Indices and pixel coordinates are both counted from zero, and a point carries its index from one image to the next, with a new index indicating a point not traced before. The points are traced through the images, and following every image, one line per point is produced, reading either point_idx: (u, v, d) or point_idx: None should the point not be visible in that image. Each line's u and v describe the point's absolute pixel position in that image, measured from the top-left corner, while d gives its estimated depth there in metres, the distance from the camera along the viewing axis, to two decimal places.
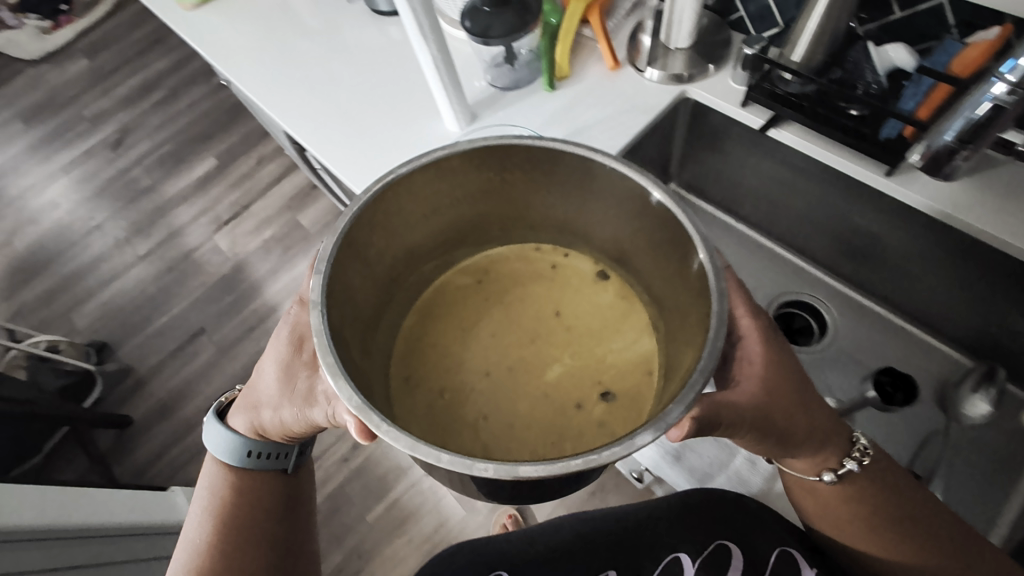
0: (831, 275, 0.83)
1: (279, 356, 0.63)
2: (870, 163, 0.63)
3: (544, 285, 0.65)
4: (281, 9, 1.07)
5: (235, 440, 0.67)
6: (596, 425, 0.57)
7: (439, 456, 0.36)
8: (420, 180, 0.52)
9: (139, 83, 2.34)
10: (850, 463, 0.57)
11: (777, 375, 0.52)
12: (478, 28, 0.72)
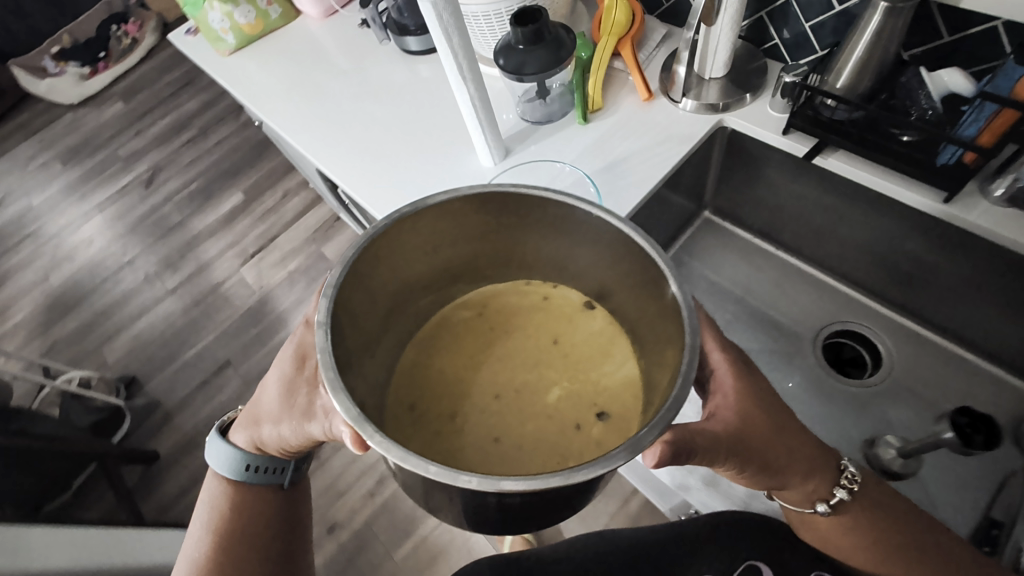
0: (884, 306, 0.79)
1: (284, 374, 0.62)
2: (925, 188, 0.61)
3: (534, 317, 0.64)
4: (313, 52, 1.10)
5: (234, 456, 0.65)
6: (594, 445, 0.55)
7: (427, 469, 0.35)
8: (417, 227, 0.51)
9: (172, 124, 2.44)
10: (841, 492, 0.55)
11: (751, 402, 0.50)
12: (512, 65, 0.72)
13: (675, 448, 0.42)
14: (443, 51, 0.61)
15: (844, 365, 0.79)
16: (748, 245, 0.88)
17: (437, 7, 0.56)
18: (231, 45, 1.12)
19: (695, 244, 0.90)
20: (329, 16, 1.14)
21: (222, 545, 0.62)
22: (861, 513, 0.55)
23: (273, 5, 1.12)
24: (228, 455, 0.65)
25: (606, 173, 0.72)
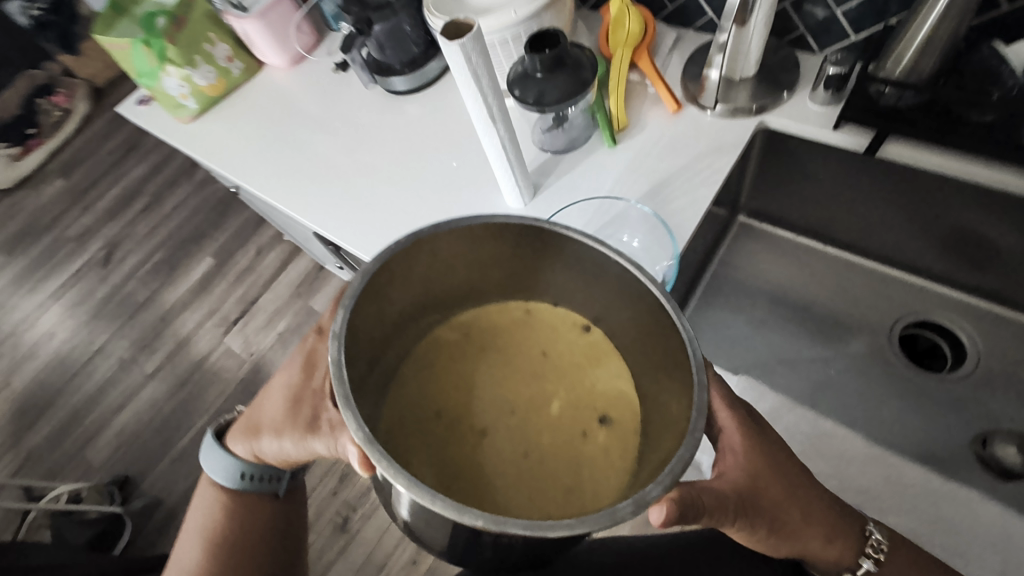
0: (951, 287, 0.75)
1: (292, 387, 0.64)
2: (1007, 169, 0.58)
3: (525, 332, 0.58)
4: (286, 106, 1.00)
5: (230, 464, 0.67)
6: (600, 455, 0.51)
7: (432, 503, 0.34)
8: (401, 260, 0.47)
9: (121, 194, 2.27)
10: (866, 561, 0.54)
11: (761, 465, 0.51)
12: (531, 97, 0.65)
13: (682, 503, 0.41)
14: (469, 91, 0.54)
15: (920, 358, 0.76)
16: (790, 245, 0.84)
17: (466, 49, 0.49)
18: (193, 110, 1.01)
19: (735, 254, 0.85)
20: (296, 64, 1.05)
21: (210, 553, 0.64)
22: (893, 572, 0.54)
23: (234, 61, 1.02)
24: (223, 463, 0.67)
25: (653, 197, 0.67)
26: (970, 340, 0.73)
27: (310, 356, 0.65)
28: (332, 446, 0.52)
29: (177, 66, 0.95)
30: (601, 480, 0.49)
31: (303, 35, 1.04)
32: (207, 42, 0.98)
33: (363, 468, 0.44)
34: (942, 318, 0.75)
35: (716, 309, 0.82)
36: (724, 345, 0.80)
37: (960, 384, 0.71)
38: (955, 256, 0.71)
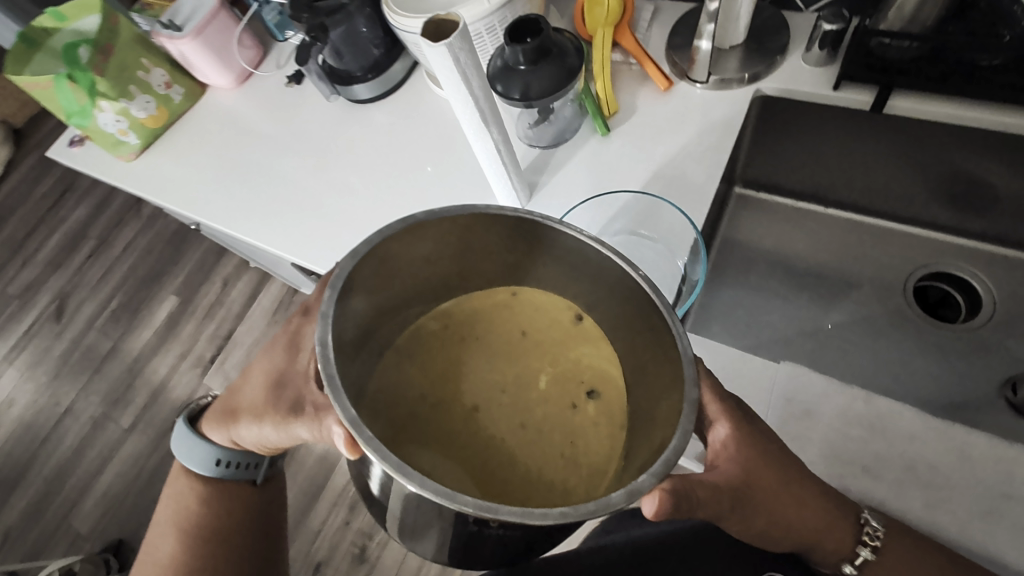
0: (958, 233, 0.75)
1: (274, 367, 0.60)
2: (1008, 109, 0.64)
3: (509, 317, 0.58)
4: (238, 130, 0.92)
5: (203, 449, 0.67)
6: (587, 426, 0.52)
7: (419, 488, 0.33)
8: (384, 254, 0.44)
9: (64, 240, 2.10)
10: (864, 552, 0.50)
11: (758, 456, 0.47)
12: (516, 91, 0.61)
13: (672, 497, 0.39)
14: (461, 95, 0.49)
15: (935, 309, 0.77)
16: (791, 212, 0.79)
17: (454, 49, 0.43)
18: (136, 145, 0.92)
19: (736, 226, 0.81)
20: (243, 81, 0.96)
21: (188, 536, 0.65)
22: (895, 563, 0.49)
23: (173, 86, 0.92)
24: (199, 450, 0.68)
25: (652, 185, 0.66)
26: (983, 286, 0.74)
27: (296, 333, 0.61)
28: (313, 429, 0.48)
29: (110, 99, 0.85)
30: (590, 452, 0.51)
31: (246, 50, 0.94)
32: (139, 69, 0.88)
33: (348, 451, 0.42)
34: (958, 270, 0.75)
35: (726, 288, 0.79)
36: (737, 330, 0.77)
37: (982, 330, 0.72)
38: (960, 205, 0.73)
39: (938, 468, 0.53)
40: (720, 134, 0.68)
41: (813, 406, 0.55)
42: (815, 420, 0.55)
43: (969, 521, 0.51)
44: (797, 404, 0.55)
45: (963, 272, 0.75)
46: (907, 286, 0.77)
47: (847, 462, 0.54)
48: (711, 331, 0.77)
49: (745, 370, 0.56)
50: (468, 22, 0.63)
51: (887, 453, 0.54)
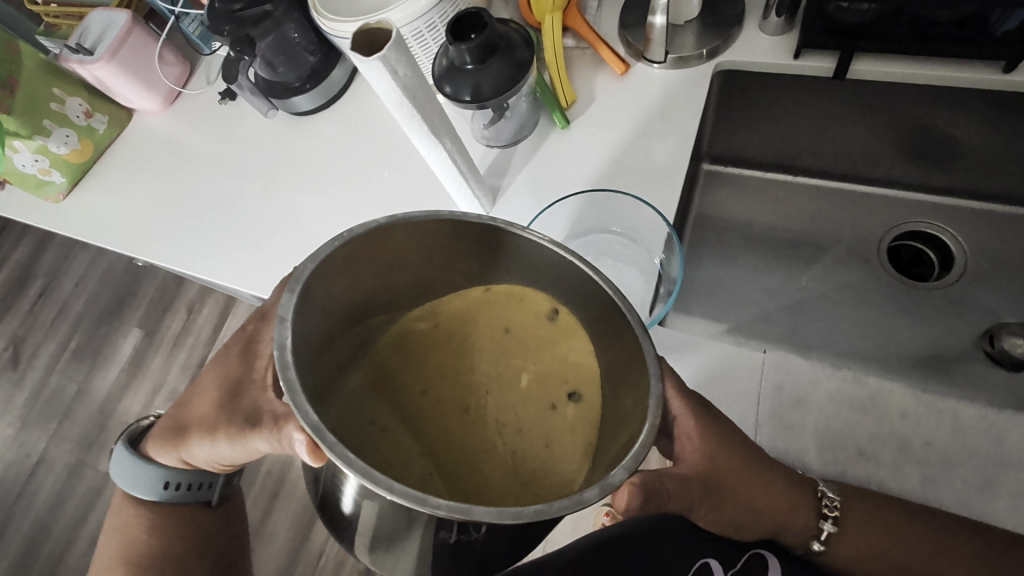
0: (924, 192, 0.79)
1: (224, 375, 0.55)
2: (976, 64, 0.61)
3: (490, 311, 0.52)
4: (172, 154, 0.85)
5: (149, 473, 0.63)
6: (566, 430, 0.47)
7: (388, 493, 0.31)
8: (344, 264, 0.41)
9: (10, 281, 1.94)
10: (827, 525, 0.53)
11: (722, 444, 0.48)
12: (466, 92, 0.58)
13: (644, 489, 0.39)
14: (404, 109, 0.45)
15: (908, 267, 0.80)
16: (764, 183, 0.83)
17: (389, 62, 0.40)
18: (62, 184, 0.85)
19: (707, 203, 0.84)
20: (172, 102, 0.89)
21: (131, 561, 0.63)
22: (853, 527, 0.53)
23: (94, 115, 0.85)
24: (142, 473, 0.63)
25: (619, 176, 0.64)
26: (950, 242, 0.78)
27: (250, 338, 0.57)
28: (272, 441, 0.44)
29: (24, 138, 0.78)
30: (565, 457, 0.45)
31: (170, 67, 0.87)
32: (52, 99, 0.80)
33: (310, 456, 0.39)
34: (928, 228, 0.79)
35: (710, 258, 0.82)
36: (725, 301, 0.79)
37: (952, 286, 0.77)
38: (923, 162, 0.76)
39: (931, 440, 0.56)
40: (683, 119, 0.65)
41: (806, 393, 0.57)
42: (808, 406, 0.57)
43: (961, 484, 0.55)
44: (791, 392, 0.57)
45: (930, 229, 0.79)
46: (880, 247, 0.80)
47: (840, 441, 0.57)
48: (700, 306, 0.79)
49: (734, 366, 0.55)
50: (399, 27, 0.59)
51: (879, 431, 0.57)
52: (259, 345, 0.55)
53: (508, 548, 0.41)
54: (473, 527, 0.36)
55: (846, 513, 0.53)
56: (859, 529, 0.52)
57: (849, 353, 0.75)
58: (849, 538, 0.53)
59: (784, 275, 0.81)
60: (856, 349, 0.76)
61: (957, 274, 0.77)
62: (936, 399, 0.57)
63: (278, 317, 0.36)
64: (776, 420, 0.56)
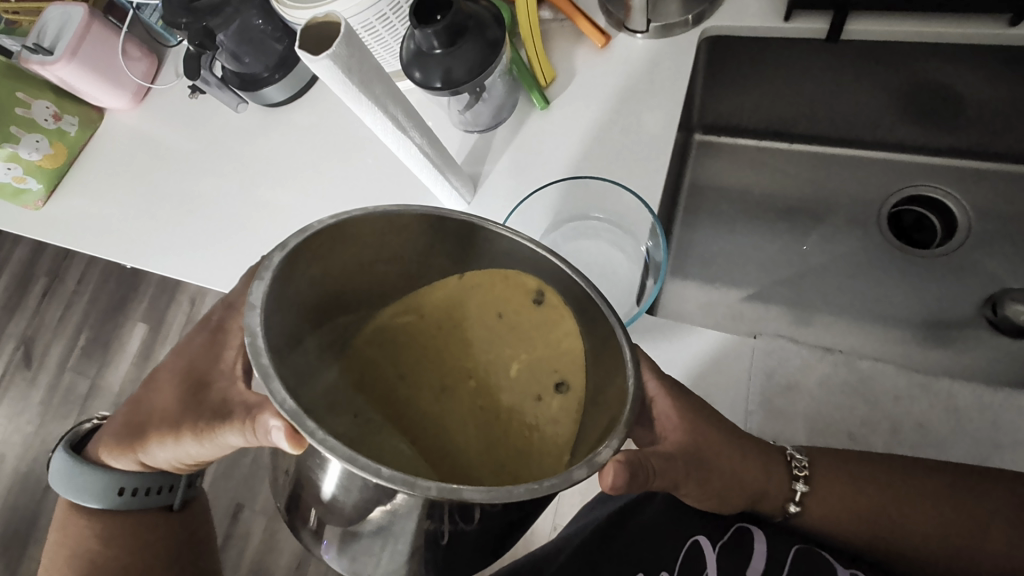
0: (926, 154, 0.76)
1: (190, 366, 0.55)
2: (980, 18, 0.57)
3: (479, 294, 0.48)
4: (145, 148, 0.83)
5: (101, 479, 0.61)
6: (551, 423, 0.44)
7: (376, 477, 0.30)
8: (317, 260, 0.39)
9: (10, 280, 1.78)
10: (800, 485, 0.50)
11: (701, 419, 0.48)
12: (437, 79, 0.55)
13: (631, 465, 0.39)
14: (364, 107, 0.42)
15: (910, 234, 0.78)
16: (758, 152, 0.81)
17: (340, 60, 0.37)
18: (40, 191, 0.83)
19: (699, 174, 0.82)
20: (142, 99, 0.86)
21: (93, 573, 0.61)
22: (829, 484, 0.50)
23: (64, 116, 0.82)
24: (93, 481, 0.61)
25: (603, 158, 0.62)
26: (952, 206, 0.76)
27: (216, 328, 0.56)
28: (243, 435, 0.44)
29: None
30: (544, 450, 0.43)
31: (135, 62, 0.84)
32: (16, 104, 0.77)
33: (291, 445, 0.36)
34: (930, 192, 0.77)
35: (704, 226, 0.81)
36: (718, 273, 0.79)
37: (953, 253, 0.75)
38: (925, 123, 0.72)
39: (924, 422, 0.55)
40: (668, 97, 0.63)
41: (797, 379, 0.56)
42: (799, 391, 0.56)
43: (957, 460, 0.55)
44: (780, 378, 0.56)
45: (930, 193, 0.77)
46: (879, 215, 0.78)
47: (831, 425, 0.56)
48: (691, 278, 0.79)
49: (727, 353, 0.55)
50: (347, 18, 0.55)
51: (870, 414, 0.56)
52: (226, 333, 0.55)
53: (495, 540, 0.38)
54: (464, 517, 0.34)
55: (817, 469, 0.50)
56: (834, 484, 0.50)
57: (843, 326, 0.75)
58: (828, 497, 0.50)
59: (778, 249, 0.79)
60: (858, 320, 0.75)
61: (958, 241, 0.75)
62: (932, 381, 0.56)
63: (249, 305, 0.35)
64: (766, 407, 0.56)
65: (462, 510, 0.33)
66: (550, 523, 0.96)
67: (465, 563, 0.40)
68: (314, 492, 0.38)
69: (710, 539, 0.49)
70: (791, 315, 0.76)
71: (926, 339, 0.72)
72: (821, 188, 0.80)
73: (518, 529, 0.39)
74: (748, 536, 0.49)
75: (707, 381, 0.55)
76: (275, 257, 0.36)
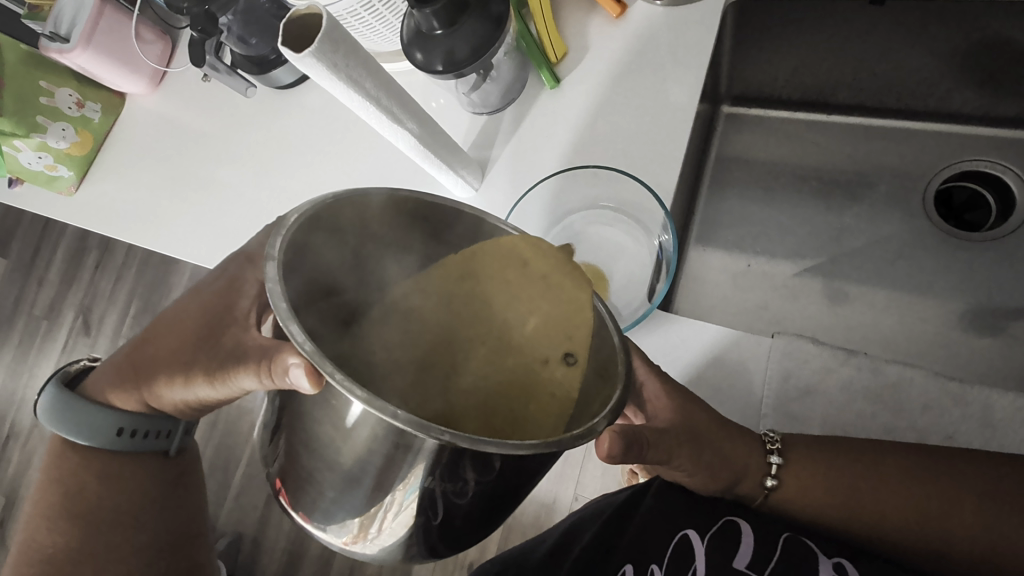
0: (985, 125, 0.70)
1: (203, 308, 0.53)
2: None
3: (488, 257, 0.41)
4: (162, 127, 0.84)
5: (98, 417, 0.57)
6: (549, 392, 0.38)
7: (392, 419, 0.28)
8: (319, 245, 0.37)
9: (66, 252, 1.58)
10: (774, 457, 0.48)
11: (692, 401, 0.49)
12: (437, 59, 0.52)
13: (626, 435, 0.39)
14: (355, 101, 0.41)
15: (965, 214, 0.72)
16: (791, 124, 0.76)
17: (323, 57, 0.35)
18: (72, 177, 0.84)
19: (727, 149, 0.77)
20: (159, 83, 0.86)
21: (88, 516, 0.58)
22: (804, 462, 0.48)
23: (86, 103, 0.83)
24: (90, 418, 0.57)
25: (616, 136, 0.59)
26: (1011, 184, 0.69)
27: (232, 277, 0.53)
28: (255, 375, 0.39)
29: (22, 137, 0.79)
30: (539, 421, 0.38)
31: (149, 46, 0.84)
32: (41, 94, 0.80)
33: (309, 384, 0.31)
34: (987, 167, 0.70)
35: (730, 199, 0.77)
36: (749, 249, 0.75)
37: (1011, 235, 0.69)
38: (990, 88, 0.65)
39: (954, 433, 0.52)
40: (689, 71, 0.58)
41: (814, 381, 0.54)
42: (817, 396, 0.54)
43: None
44: (798, 381, 0.54)
45: (987, 168, 0.70)
46: (930, 190, 0.72)
47: (849, 431, 0.54)
48: (715, 257, 0.75)
49: (737, 349, 0.54)
50: (328, 6, 0.52)
51: (895, 421, 0.53)
52: (242, 284, 0.52)
53: (478, 521, 0.37)
54: (469, 473, 0.31)
55: (790, 446, 0.49)
56: (811, 461, 0.47)
57: (881, 312, 0.70)
58: (805, 476, 0.47)
59: (811, 230, 0.74)
60: (898, 305, 0.70)
61: (1018, 221, 0.69)
62: (966, 390, 0.53)
63: None
64: (780, 411, 0.54)
65: (457, 471, 0.31)
66: (571, 494, 0.95)
67: (442, 543, 0.38)
68: (299, 497, 0.37)
69: (700, 532, 0.45)
70: (824, 298, 0.72)
71: (974, 326, 0.67)
72: (861, 159, 0.74)
73: (504, 510, 0.38)
74: (735, 527, 0.44)
75: (712, 384, 0.54)
76: (289, 219, 0.34)
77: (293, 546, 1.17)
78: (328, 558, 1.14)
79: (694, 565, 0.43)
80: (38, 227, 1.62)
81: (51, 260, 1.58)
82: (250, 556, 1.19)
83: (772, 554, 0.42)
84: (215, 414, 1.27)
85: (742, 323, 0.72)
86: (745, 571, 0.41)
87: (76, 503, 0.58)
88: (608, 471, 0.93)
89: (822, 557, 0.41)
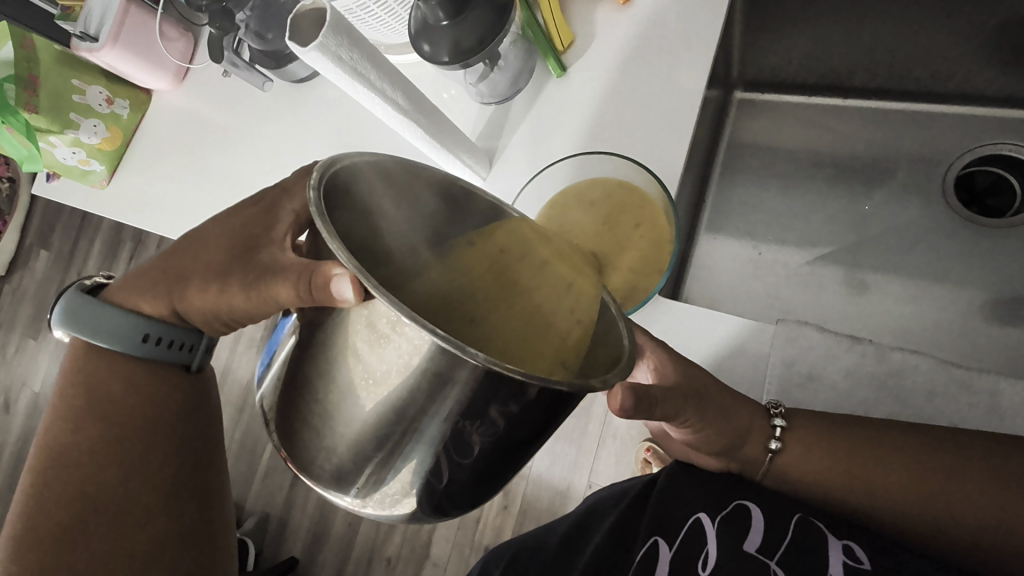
0: (1007, 108, 0.67)
1: (239, 232, 0.53)
2: None
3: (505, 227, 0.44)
4: (187, 119, 0.87)
5: (124, 321, 0.56)
6: (560, 336, 0.40)
7: (431, 335, 0.29)
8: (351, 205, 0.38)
9: (103, 243, 1.66)
10: (778, 421, 0.49)
11: (694, 368, 0.49)
12: (444, 49, 0.52)
13: (637, 392, 0.39)
14: (361, 92, 0.43)
15: (990, 201, 0.69)
16: (805, 110, 0.75)
17: (328, 50, 0.37)
18: (103, 171, 0.88)
19: (739, 137, 0.77)
20: (183, 79, 0.89)
21: (109, 428, 0.57)
22: (806, 428, 0.48)
23: (115, 100, 0.86)
24: (116, 322, 0.56)
25: (620, 126, 0.59)
26: None
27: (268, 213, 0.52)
28: (290, 276, 0.39)
29: (57, 133, 0.83)
30: (548, 366, 0.38)
31: (173, 43, 0.86)
32: (74, 92, 0.84)
33: (352, 295, 0.31)
34: (1011, 152, 0.68)
35: (742, 185, 0.76)
36: (764, 233, 0.74)
37: None
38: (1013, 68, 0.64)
39: (960, 422, 0.52)
40: (699, 56, 0.58)
41: (819, 368, 0.54)
42: (821, 382, 0.54)
43: None
44: (801, 368, 0.54)
45: (1009, 153, 0.68)
46: (953, 175, 0.70)
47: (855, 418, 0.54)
48: (728, 244, 0.74)
49: (740, 335, 0.55)
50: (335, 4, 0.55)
51: (900, 409, 0.53)
52: (278, 216, 0.51)
53: (481, 484, 0.39)
54: (486, 414, 0.32)
55: (795, 415, 0.49)
56: (813, 429, 0.48)
57: (897, 300, 0.68)
58: (809, 443, 0.47)
59: (826, 217, 0.73)
60: (914, 292, 0.68)
61: None
62: (974, 377, 0.52)
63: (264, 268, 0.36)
64: (785, 393, 0.54)
65: (464, 425, 0.33)
66: (585, 481, 0.94)
67: (446, 504, 0.40)
68: (309, 467, 0.39)
69: (711, 515, 0.45)
70: (839, 283, 0.71)
71: (994, 315, 0.65)
72: (880, 144, 0.72)
73: (504, 474, 0.39)
74: (746, 511, 0.44)
75: (717, 371, 0.55)
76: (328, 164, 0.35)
77: (316, 527, 1.22)
78: (350, 538, 1.18)
79: (704, 550, 0.43)
80: (76, 221, 1.69)
81: (89, 251, 1.66)
82: (277, 534, 1.24)
83: (781, 539, 0.42)
84: (242, 399, 1.32)
85: (752, 310, 0.71)
86: (755, 554, 0.41)
87: (95, 447, 0.56)
88: (621, 459, 0.92)
89: (832, 540, 0.41)
